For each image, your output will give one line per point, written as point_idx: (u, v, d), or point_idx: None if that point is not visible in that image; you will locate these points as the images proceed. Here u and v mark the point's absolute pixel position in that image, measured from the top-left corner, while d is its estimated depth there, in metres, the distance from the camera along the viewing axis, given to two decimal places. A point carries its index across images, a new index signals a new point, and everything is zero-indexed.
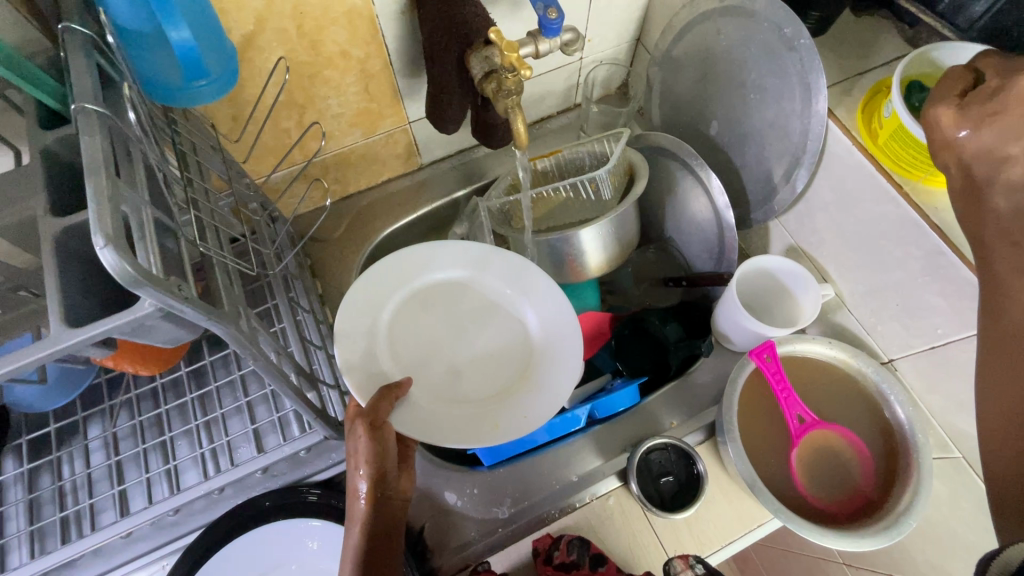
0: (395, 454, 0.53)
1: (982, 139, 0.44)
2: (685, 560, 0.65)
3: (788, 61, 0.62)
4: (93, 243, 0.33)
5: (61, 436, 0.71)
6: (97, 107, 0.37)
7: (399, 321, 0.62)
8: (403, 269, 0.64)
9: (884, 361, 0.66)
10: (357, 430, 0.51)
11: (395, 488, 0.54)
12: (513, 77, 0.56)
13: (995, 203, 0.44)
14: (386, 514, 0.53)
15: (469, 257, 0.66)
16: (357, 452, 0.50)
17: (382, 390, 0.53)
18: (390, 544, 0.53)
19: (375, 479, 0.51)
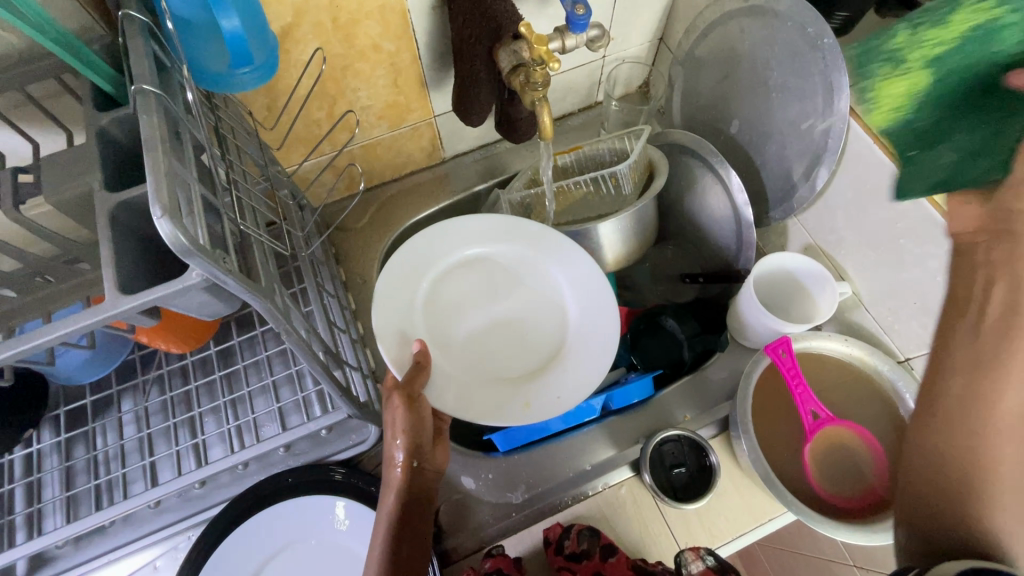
0: (428, 424, 0.58)
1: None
2: (696, 552, 0.66)
3: (810, 61, 0.64)
4: (151, 213, 0.35)
5: (96, 408, 0.74)
6: (154, 88, 0.40)
7: (436, 293, 0.66)
8: (440, 244, 0.68)
9: (900, 360, 0.67)
10: (394, 402, 0.56)
11: (429, 459, 0.60)
12: (542, 70, 0.58)
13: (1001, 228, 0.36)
14: (420, 481, 0.59)
15: (504, 233, 0.70)
16: (395, 422, 0.56)
17: (415, 364, 0.57)
18: (424, 505, 0.60)
19: (409, 447, 0.57)
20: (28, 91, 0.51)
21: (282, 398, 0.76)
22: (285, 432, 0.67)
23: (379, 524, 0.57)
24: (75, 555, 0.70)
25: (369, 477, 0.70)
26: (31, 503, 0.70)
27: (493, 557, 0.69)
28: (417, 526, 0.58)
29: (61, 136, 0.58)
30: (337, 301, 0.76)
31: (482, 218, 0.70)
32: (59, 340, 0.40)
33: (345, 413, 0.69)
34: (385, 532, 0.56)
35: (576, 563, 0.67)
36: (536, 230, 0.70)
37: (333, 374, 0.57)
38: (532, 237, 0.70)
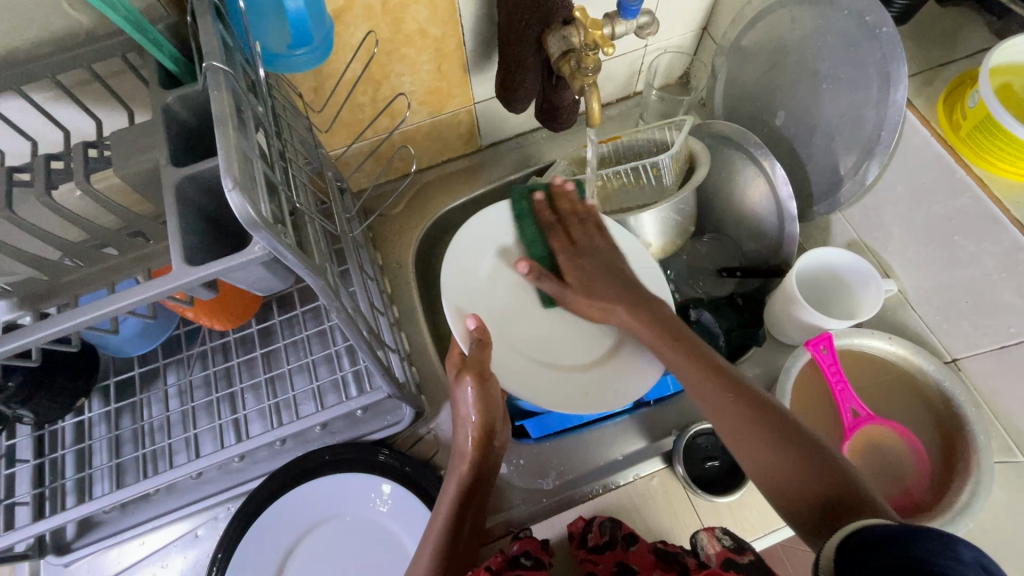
0: (498, 402, 0.62)
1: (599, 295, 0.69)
2: (712, 537, 0.64)
3: (868, 50, 0.63)
4: (224, 185, 0.36)
5: (142, 380, 0.77)
6: (223, 65, 0.41)
7: (499, 274, 0.70)
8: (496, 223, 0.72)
9: (947, 360, 0.65)
10: (467, 380, 0.60)
11: (500, 436, 0.64)
12: (594, 56, 0.58)
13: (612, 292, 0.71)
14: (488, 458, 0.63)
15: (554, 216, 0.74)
16: (467, 398, 0.60)
17: (477, 341, 0.61)
18: (491, 473, 0.64)
19: (483, 424, 0.61)
20: (94, 69, 0.53)
21: (320, 377, 0.78)
22: (325, 410, 0.68)
23: (448, 486, 0.61)
24: (121, 520, 0.73)
25: (405, 458, 0.71)
26: (81, 469, 0.73)
27: (520, 539, 0.68)
28: (485, 489, 0.62)
29: (122, 114, 0.59)
30: (376, 284, 0.77)
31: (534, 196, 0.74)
32: (127, 309, 0.41)
33: (384, 393, 0.70)
34: (453, 493, 0.60)
35: (599, 554, 0.66)
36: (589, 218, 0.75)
37: (376, 353, 0.58)
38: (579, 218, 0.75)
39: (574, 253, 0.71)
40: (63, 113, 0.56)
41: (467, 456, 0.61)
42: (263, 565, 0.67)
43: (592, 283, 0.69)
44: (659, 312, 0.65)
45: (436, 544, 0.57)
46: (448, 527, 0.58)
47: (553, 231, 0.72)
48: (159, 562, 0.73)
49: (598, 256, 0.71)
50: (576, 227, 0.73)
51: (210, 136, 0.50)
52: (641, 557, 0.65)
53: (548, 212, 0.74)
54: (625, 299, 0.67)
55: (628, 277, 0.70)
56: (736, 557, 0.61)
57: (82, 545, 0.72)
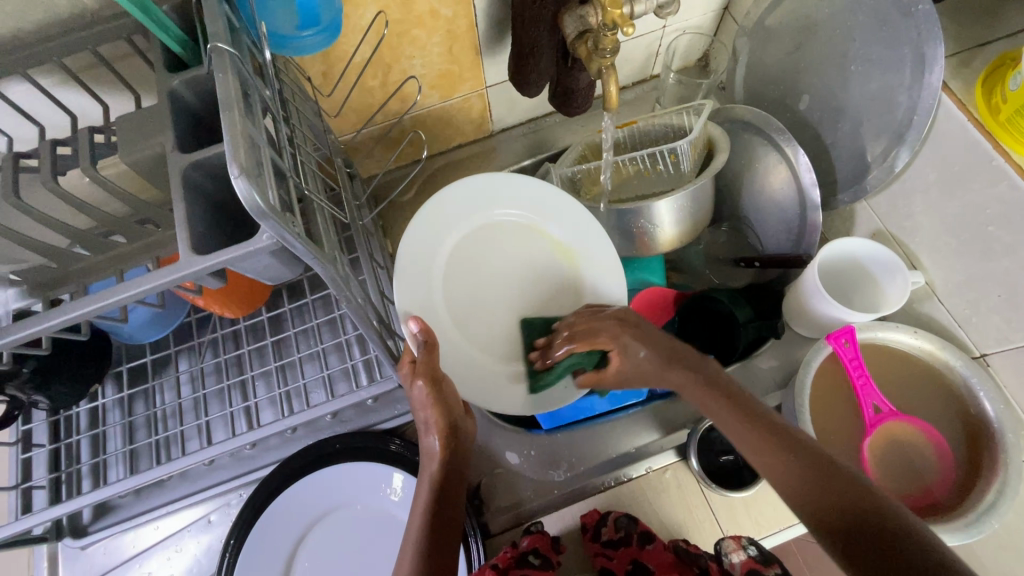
0: (455, 399, 0.57)
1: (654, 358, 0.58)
2: (737, 543, 0.61)
3: (902, 29, 0.60)
4: (229, 172, 0.35)
5: (154, 367, 0.77)
6: (229, 47, 0.40)
7: (456, 265, 0.66)
8: (440, 219, 0.65)
9: (975, 356, 0.63)
10: (417, 383, 0.54)
11: (466, 430, 0.58)
12: (612, 36, 0.55)
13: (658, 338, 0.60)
14: (460, 455, 0.57)
15: (499, 193, 0.68)
16: (420, 401, 0.54)
17: (426, 342, 0.55)
18: (465, 470, 0.58)
19: (444, 423, 0.54)
20: (100, 52, 0.51)
21: (331, 365, 0.77)
22: (335, 399, 0.68)
23: (420, 490, 0.55)
24: (136, 505, 0.73)
25: (417, 448, 0.70)
26: (96, 454, 0.73)
27: (530, 535, 0.68)
28: (461, 487, 0.56)
29: (130, 99, 0.59)
30: (386, 272, 0.77)
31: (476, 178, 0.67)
32: (135, 298, 0.41)
33: (394, 382, 0.69)
34: (427, 493, 0.54)
35: (614, 550, 0.67)
36: (529, 186, 0.69)
37: (385, 342, 0.57)
38: (511, 189, 0.68)
39: (624, 339, 0.58)
40: (72, 98, 0.55)
41: (436, 455, 0.55)
42: (274, 552, 0.67)
43: (645, 345, 0.58)
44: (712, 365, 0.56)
45: (416, 547, 0.50)
46: (425, 528, 0.51)
47: (578, 343, 0.59)
48: (175, 546, 0.74)
49: (611, 316, 0.61)
50: (595, 321, 0.60)
51: (218, 121, 0.49)
52: (658, 556, 0.66)
53: (562, 342, 0.60)
54: (664, 354, 0.57)
55: (647, 328, 0.60)
56: (762, 568, 0.58)
57: (98, 528, 0.73)
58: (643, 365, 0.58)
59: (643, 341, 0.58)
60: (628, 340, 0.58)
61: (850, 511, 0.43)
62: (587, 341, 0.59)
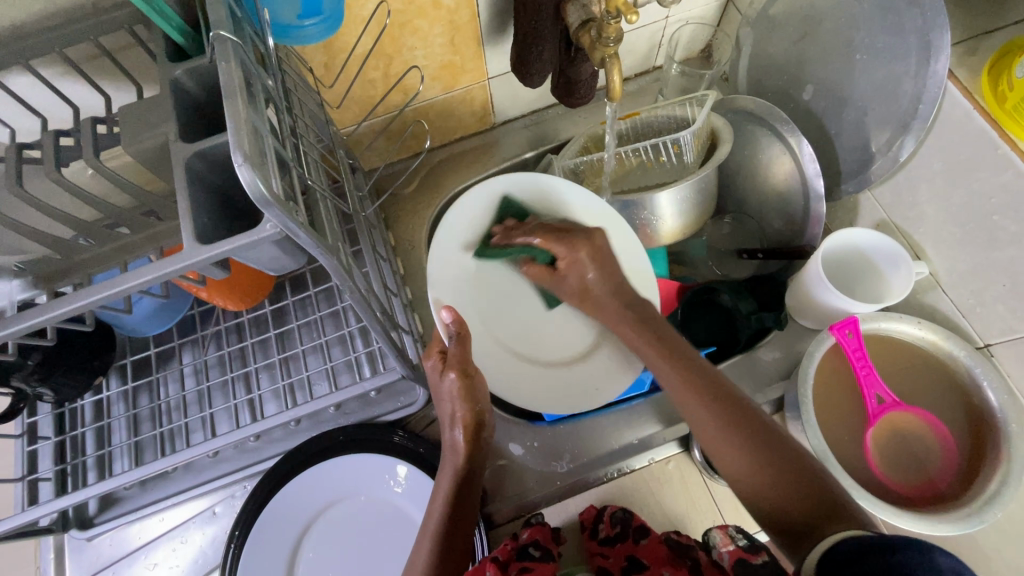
0: (484, 395, 0.58)
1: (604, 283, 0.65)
2: (727, 535, 0.58)
3: (907, 17, 0.59)
4: (233, 160, 0.35)
5: (158, 360, 0.77)
6: (231, 36, 0.40)
7: (488, 268, 0.69)
8: (467, 225, 0.68)
9: (979, 346, 0.63)
10: (448, 374, 0.56)
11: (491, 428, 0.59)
12: (615, 25, 0.54)
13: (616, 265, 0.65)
14: (483, 451, 0.58)
15: (530, 195, 0.70)
16: (448, 394, 0.56)
17: (457, 333, 0.57)
18: (484, 464, 0.60)
19: (472, 416, 0.56)
20: (101, 43, 0.51)
21: (334, 357, 0.77)
22: (339, 391, 0.68)
23: (441, 482, 0.57)
24: (141, 496, 0.74)
25: (421, 439, 0.70)
26: (101, 446, 0.74)
27: (531, 527, 0.67)
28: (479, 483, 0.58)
29: (131, 90, 0.58)
30: (389, 264, 0.77)
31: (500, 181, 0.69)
32: (139, 288, 0.41)
33: (397, 374, 0.70)
34: (449, 488, 0.56)
35: (610, 547, 0.67)
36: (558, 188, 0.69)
37: (390, 334, 0.58)
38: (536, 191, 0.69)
39: (581, 258, 0.64)
40: (73, 89, 0.55)
41: (461, 451, 0.57)
42: (278, 542, 0.68)
43: (602, 284, 0.65)
44: (659, 325, 0.63)
45: (436, 538, 0.53)
46: (446, 520, 0.54)
47: (538, 239, 0.64)
48: (180, 537, 0.74)
49: (566, 226, 0.66)
50: (560, 234, 0.65)
51: (220, 112, 0.49)
52: (653, 549, 0.64)
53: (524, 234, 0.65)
54: (617, 295, 0.65)
55: (606, 251, 0.65)
56: (749, 556, 0.54)
57: (103, 520, 0.73)
58: (587, 283, 0.66)
59: (594, 262, 0.64)
60: (580, 257, 0.64)
61: (792, 497, 0.48)
62: (551, 240, 0.64)
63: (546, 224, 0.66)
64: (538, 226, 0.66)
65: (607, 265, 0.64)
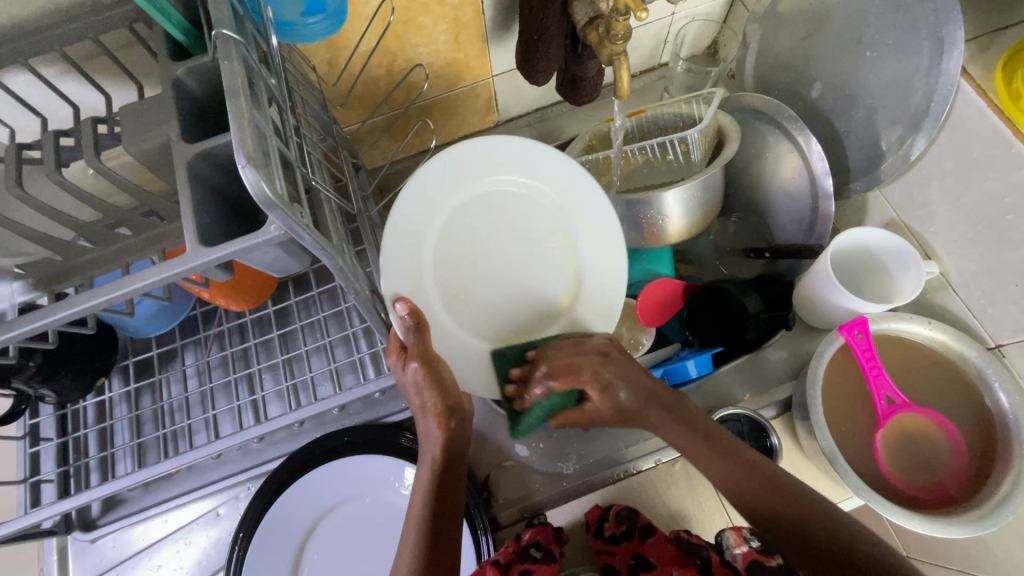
0: (451, 378, 0.58)
1: (638, 396, 0.61)
2: (739, 536, 0.58)
3: (919, 14, 0.58)
4: (237, 161, 0.34)
5: (161, 361, 0.77)
6: (235, 34, 0.39)
7: (451, 236, 0.64)
8: (443, 187, 0.63)
9: (990, 347, 0.62)
10: (411, 365, 0.55)
11: (463, 413, 0.59)
12: (623, 22, 0.53)
13: (633, 371, 0.62)
14: (458, 439, 0.59)
15: (511, 159, 0.65)
16: (416, 383, 0.56)
17: (416, 324, 0.53)
18: (466, 456, 0.60)
19: (441, 403, 0.57)
20: (102, 41, 0.51)
21: (337, 358, 0.77)
22: (342, 393, 0.68)
23: (421, 476, 0.57)
24: (144, 498, 0.73)
25: None
26: (104, 448, 0.73)
27: (532, 528, 0.67)
28: (461, 476, 0.57)
29: (133, 90, 0.58)
30: None
31: (488, 140, 0.63)
32: (142, 291, 0.40)
33: None
34: (428, 475, 0.56)
35: (616, 545, 0.67)
36: (539, 152, 0.64)
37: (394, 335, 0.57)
38: (524, 156, 0.65)
39: (604, 376, 0.61)
40: (74, 89, 0.54)
41: (436, 440, 0.57)
42: (280, 545, 0.67)
43: (626, 389, 0.61)
44: (686, 407, 0.61)
45: (420, 533, 0.52)
46: (427, 513, 0.53)
47: (557, 382, 0.60)
48: (182, 539, 0.74)
49: (574, 344, 0.62)
50: (575, 356, 0.61)
51: (223, 111, 0.48)
52: (659, 548, 0.64)
53: (540, 380, 0.61)
54: (644, 396, 0.61)
55: (624, 362, 0.62)
56: (764, 559, 0.55)
57: (107, 522, 0.73)
58: (621, 404, 0.62)
59: (620, 378, 0.61)
60: (605, 377, 0.61)
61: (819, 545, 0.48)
62: (566, 378, 0.60)
63: (553, 352, 0.62)
64: (541, 366, 0.62)
65: (624, 378, 0.61)
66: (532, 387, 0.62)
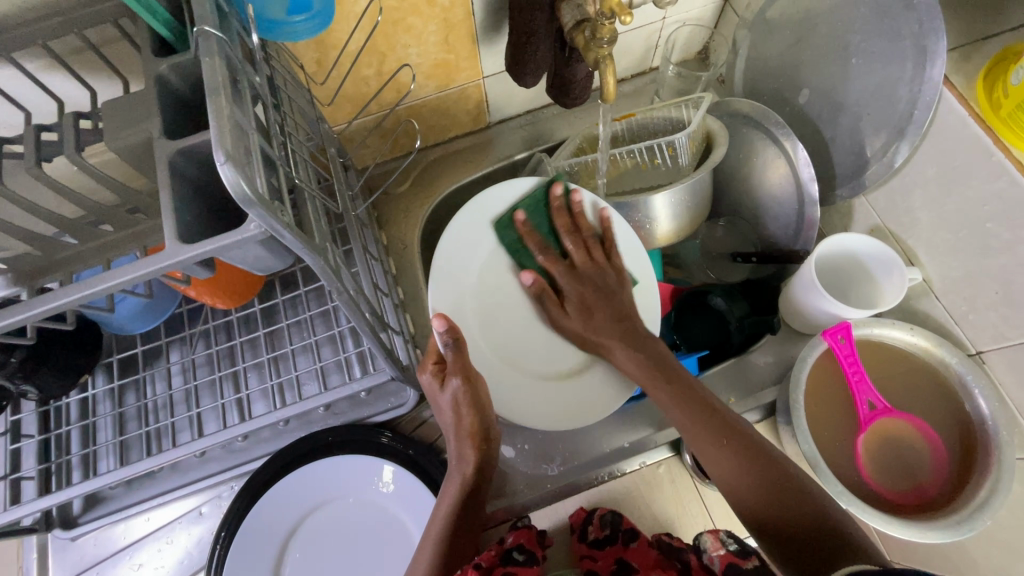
0: (486, 398, 0.59)
1: (623, 303, 0.66)
2: (715, 538, 0.57)
3: (903, 22, 0.59)
4: (215, 158, 0.34)
5: (146, 358, 0.76)
6: (215, 31, 0.39)
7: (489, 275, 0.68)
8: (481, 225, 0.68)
9: (971, 353, 0.63)
10: (452, 382, 0.56)
11: (494, 430, 0.60)
12: (610, 26, 0.54)
13: (619, 294, 0.67)
14: (484, 452, 0.59)
15: (546, 201, 0.69)
16: (455, 401, 0.57)
17: (454, 343, 0.54)
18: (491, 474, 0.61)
19: (476, 423, 0.57)
20: (87, 36, 0.50)
21: (324, 357, 0.77)
22: (328, 392, 0.67)
23: (448, 488, 0.59)
24: (126, 496, 0.73)
25: (408, 440, 0.70)
26: (86, 445, 0.73)
27: (517, 530, 0.67)
28: (484, 495, 0.60)
29: (117, 85, 0.58)
30: (380, 264, 0.76)
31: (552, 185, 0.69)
32: (120, 288, 0.40)
33: (387, 375, 0.69)
34: (453, 500, 0.58)
35: (599, 550, 0.67)
36: (567, 192, 0.69)
37: (378, 335, 0.57)
38: (582, 208, 0.70)
39: (600, 275, 0.67)
40: (57, 83, 0.54)
41: (469, 461, 0.59)
42: (263, 543, 0.67)
43: (603, 302, 0.66)
44: (652, 349, 0.63)
45: (437, 543, 0.55)
46: (449, 530, 0.56)
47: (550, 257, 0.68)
48: (164, 538, 0.74)
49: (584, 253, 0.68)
50: (583, 255, 0.68)
51: (207, 109, 0.48)
52: (641, 553, 0.64)
53: (540, 240, 0.69)
54: (622, 335, 0.64)
55: (621, 294, 0.67)
56: (740, 561, 0.54)
57: (88, 520, 0.72)
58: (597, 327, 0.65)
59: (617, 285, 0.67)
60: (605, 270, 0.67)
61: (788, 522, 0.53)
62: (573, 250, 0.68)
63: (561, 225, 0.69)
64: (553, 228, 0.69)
65: (612, 288, 0.67)
66: (541, 240, 0.69)
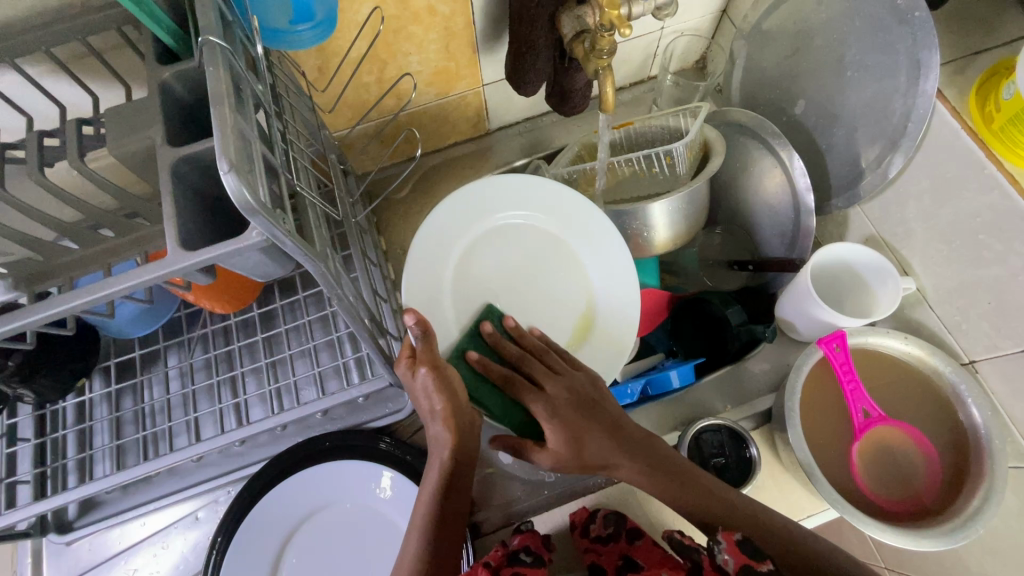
0: (458, 383, 0.57)
1: (614, 415, 0.60)
2: None
3: (898, 35, 0.60)
4: (218, 167, 0.35)
5: (144, 362, 0.76)
6: (220, 41, 0.39)
7: (467, 271, 0.69)
8: (457, 221, 0.69)
9: (964, 362, 0.64)
10: (418, 370, 0.55)
11: (471, 411, 0.59)
12: (609, 37, 0.55)
13: (605, 397, 0.61)
14: (467, 433, 0.57)
15: (517, 197, 0.71)
16: (426, 385, 0.55)
17: (422, 332, 0.55)
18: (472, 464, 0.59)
19: (450, 408, 0.55)
20: (90, 43, 0.51)
21: (323, 362, 0.77)
22: (326, 397, 0.67)
23: (430, 476, 0.57)
24: (122, 500, 0.73)
25: (407, 446, 0.70)
26: (83, 449, 0.73)
27: (521, 533, 0.66)
28: (467, 480, 0.57)
29: (120, 91, 0.58)
30: (379, 270, 0.76)
31: (521, 180, 0.70)
32: (121, 294, 0.40)
33: (385, 381, 0.69)
34: (434, 485, 0.56)
35: (604, 545, 0.66)
36: (539, 186, 0.71)
37: (377, 341, 0.57)
38: (555, 201, 0.71)
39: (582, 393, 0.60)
40: (60, 89, 0.55)
41: (445, 443, 0.56)
42: (259, 548, 0.67)
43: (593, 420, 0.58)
44: (647, 450, 0.59)
45: (422, 542, 0.53)
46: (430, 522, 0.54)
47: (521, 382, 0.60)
48: (160, 543, 0.73)
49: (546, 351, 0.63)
50: (547, 355, 0.63)
51: (210, 116, 0.49)
52: (647, 552, 0.64)
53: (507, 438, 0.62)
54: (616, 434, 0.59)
55: (605, 402, 0.61)
56: None
57: (83, 525, 0.72)
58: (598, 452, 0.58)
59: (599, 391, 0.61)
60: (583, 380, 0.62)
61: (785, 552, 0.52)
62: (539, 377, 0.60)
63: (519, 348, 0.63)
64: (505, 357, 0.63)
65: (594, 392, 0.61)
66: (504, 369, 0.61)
